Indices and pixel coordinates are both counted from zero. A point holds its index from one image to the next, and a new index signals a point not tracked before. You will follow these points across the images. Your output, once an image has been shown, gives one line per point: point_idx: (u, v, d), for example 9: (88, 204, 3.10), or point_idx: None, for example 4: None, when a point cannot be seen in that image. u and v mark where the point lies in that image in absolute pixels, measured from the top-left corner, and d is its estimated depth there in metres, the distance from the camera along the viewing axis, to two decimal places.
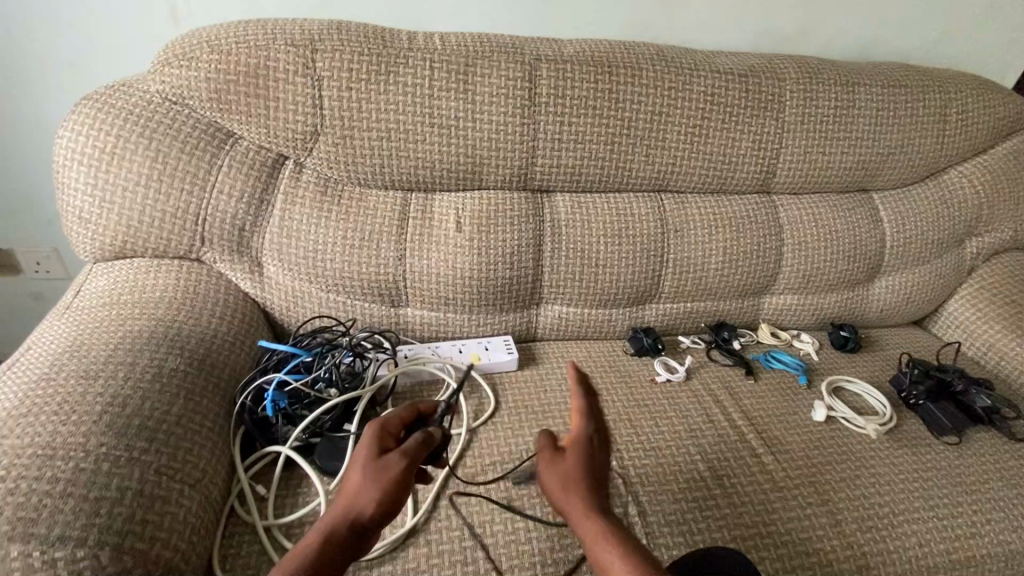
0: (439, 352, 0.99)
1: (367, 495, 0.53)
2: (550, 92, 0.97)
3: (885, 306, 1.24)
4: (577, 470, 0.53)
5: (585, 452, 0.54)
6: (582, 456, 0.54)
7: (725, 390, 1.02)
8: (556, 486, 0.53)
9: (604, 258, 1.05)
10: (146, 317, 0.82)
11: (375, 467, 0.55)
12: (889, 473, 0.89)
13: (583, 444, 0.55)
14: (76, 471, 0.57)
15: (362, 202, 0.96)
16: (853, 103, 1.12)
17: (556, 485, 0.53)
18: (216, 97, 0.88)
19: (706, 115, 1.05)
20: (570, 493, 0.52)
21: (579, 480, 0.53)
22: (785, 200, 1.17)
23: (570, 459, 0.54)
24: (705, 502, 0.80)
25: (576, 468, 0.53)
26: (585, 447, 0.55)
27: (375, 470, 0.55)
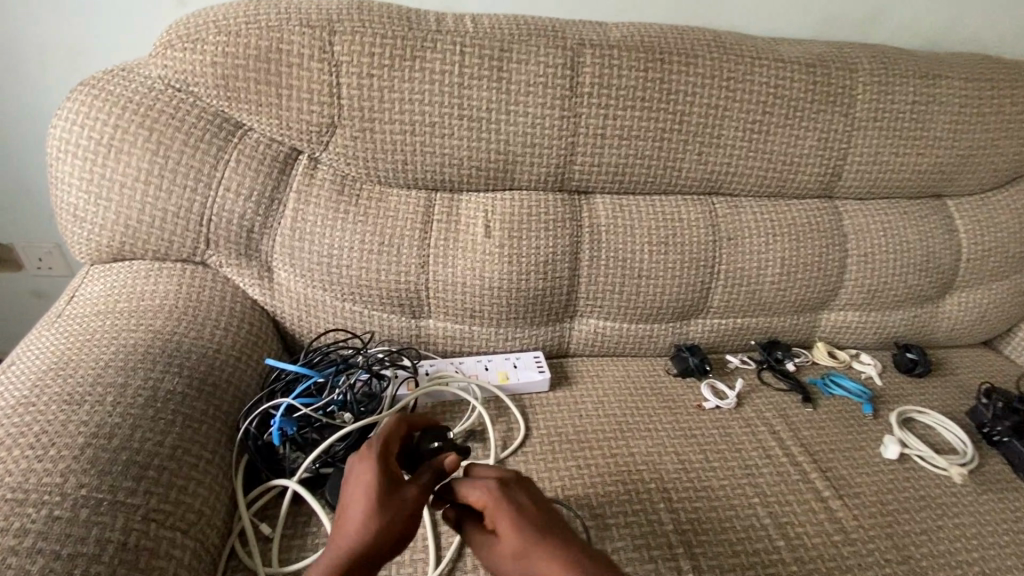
0: (463, 369, 0.90)
1: (387, 515, 0.50)
2: (594, 81, 0.86)
3: (956, 325, 1.11)
4: (516, 543, 0.48)
5: (509, 523, 0.49)
6: (509, 527, 0.49)
7: (781, 418, 0.91)
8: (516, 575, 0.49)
9: (647, 268, 0.94)
10: (143, 329, 0.74)
11: (393, 488, 0.52)
12: (976, 523, 0.78)
13: (502, 516, 0.50)
14: (50, 521, 0.51)
15: (382, 202, 0.86)
16: (934, 97, 0.99)
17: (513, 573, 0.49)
18: (223, 84, 0.79)
19: (768, 110, 0.93)
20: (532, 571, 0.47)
21: (524, 556, 0.48)
22: (849, 205, 1.05)
23: (503, 542, 0.49)
24: (766, 556, 0.70)
25: (514, 546, 0.48)
26: (507, 517, 0.50)
27: (394, 491, 0.52)
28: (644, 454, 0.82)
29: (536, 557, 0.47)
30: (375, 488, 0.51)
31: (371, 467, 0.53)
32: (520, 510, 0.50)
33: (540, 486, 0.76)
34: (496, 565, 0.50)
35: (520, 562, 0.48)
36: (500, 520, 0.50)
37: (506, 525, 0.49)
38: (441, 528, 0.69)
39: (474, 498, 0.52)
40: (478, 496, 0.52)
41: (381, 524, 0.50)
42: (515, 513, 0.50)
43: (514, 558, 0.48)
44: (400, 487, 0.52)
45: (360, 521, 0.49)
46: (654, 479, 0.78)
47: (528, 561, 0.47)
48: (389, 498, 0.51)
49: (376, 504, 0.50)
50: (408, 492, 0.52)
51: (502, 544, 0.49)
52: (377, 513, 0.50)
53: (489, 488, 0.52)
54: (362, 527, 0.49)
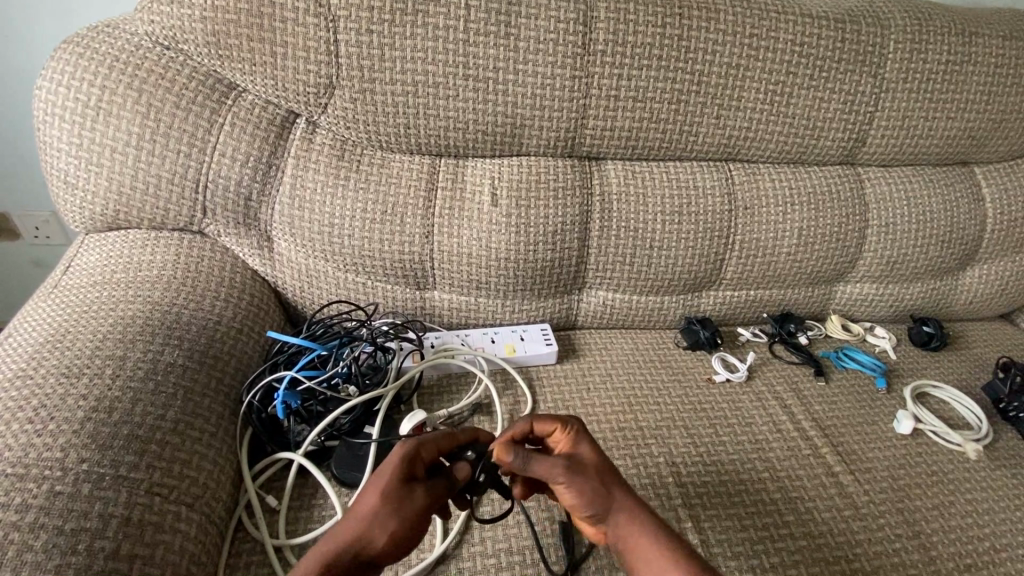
0: (469, 342, 0.88)
1: (386, 529, 0.48)
2: (608, 38, 0.80)
3: (975, 298, 1.08)
4: (602, 469, 0.55)
5: (598, 452, 0.56)
6: (595, 456, 0.56)
7: (793, 393, 0.89)
8: (587, 497, 0.52)
9: (659, 238, 0.91)
10: (141, 301, 0.72)
11: (400, 497, 0.49)
12: (989, 498, 0.77)
13: (588, 446, 0.56)
14: (51, 496, 0.50)
15: (384, 167, 0.83)
16: (970, 55, 0.93)
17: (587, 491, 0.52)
18: (214, 41, 0.75)
19: (792, 69, 0.87)
20: (608, 494, 0.53)
21: (605, 483, 0.53)
22: (873, 173, 1.00)
23: (588, 462, 0.55)
24: (776, 531, 0.70)
25: (599, 469, 0.54)
26: (594, 448, 0.56)
27: (400, 502, 0.49)
28: (653, 428, 0.80)
29: (614, 485, 0.54)
30: (387, 495, 0.49)
31: (394, 468, 0.51)
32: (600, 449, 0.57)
33: None
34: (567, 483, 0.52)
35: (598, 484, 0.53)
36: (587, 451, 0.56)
37: (593, 452, 0.56)
38: None
39: (560, 427, 0.58)
40: (569, 426, 0.58)
41: (377, 534, 0.48)
42: (598, 451, 0.57)
43: (595, 480, 0.53)
44: (407, 498, 0.50)
45: (360, 528, 0.48)
46: (663, 453, 0.77)
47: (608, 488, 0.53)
48: (396, 508, 0.49)
49: (383, 512, 0.49)
50: (412, 508, 0.50)
51: (585, 465, 0.54)
52: (379, 523, 0.48)
53: (577, 425, 0.59)
54: (360, 533, 0.48)
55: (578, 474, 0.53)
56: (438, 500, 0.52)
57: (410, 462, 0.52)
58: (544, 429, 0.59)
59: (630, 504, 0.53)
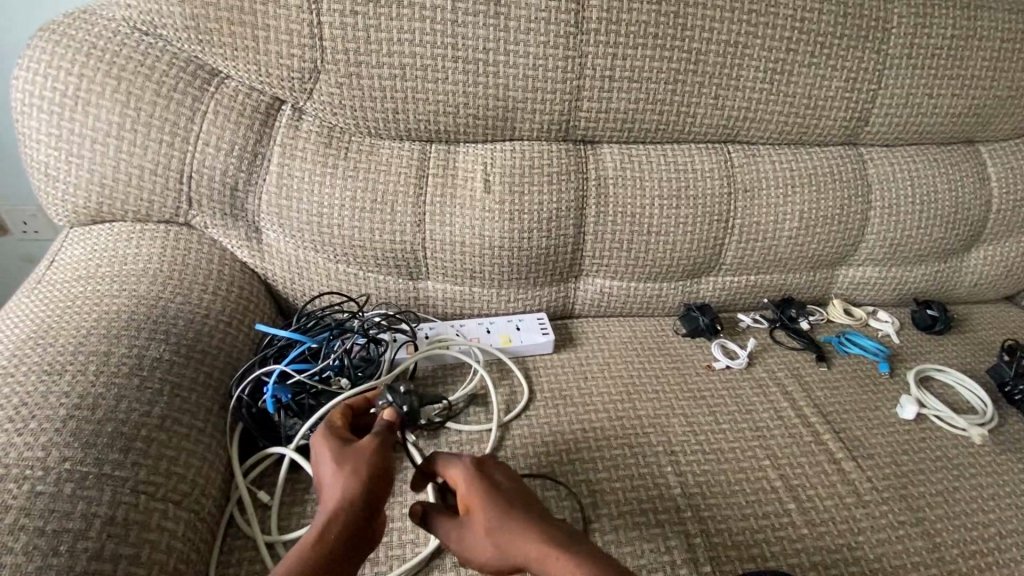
0: (464, 332, 0.87)
1: (352, 481, 0.49)
2: (602, 16, 0.78)
3: (980, 280, 1.06)
4: (490, 518, 0.49)
5: (486, 502, 0.50)
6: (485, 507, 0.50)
7: (794, 378, 0.88)
8: (485, 554, 0.49)
9: (657, 223, 0.89)
10: (127, 295, 0.70)
11: (348, 455, 0.52)
12: (994, 483, 0.75)
13: (478, 489, 0.51)
14: (32, 496, 0.49)
15: (373, 155, 0.81)
16: (976, 29, 0.90)
17: (484, 549, 0.49)
18: (193, 25, 0.72)
19: (793, 47, 0.84)
20: (504, 547, 0.48)
21: (500, 532, 0.48)
22: (875, 153, 0.97)
23: (477, 516, 0.49)
24: (778, 519, 0.68)
25: (491, 518, 0.49)
26: (483, 491, 0.50)
27: (352, 455, 0.52)
28: (652, 417, 0.79)
29: (514, 531, 0.48)
30: (336, 458, 0.52)
31: (325, 443, 0.54)
32: (496, 487, 0.51)
33: (544, 450, 0.73)
34: (464, 545, 0.50)
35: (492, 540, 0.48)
36: (473, 495, 0.50)
37: (481, 498, 0.50)
38: None
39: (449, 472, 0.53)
40: (455, 469, 0.53)
41: (349, 495, 0.49)
42: (486, 490, 0.51)
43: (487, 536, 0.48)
44: (353, 451, 0.52)
45: (337, 491, 0.49)
46: (662, 442, 0.76)
47: (504, 535, 0.48)
48: (348, 461, 0.51)
49: (340, 471, 0.50)
50: (363, 456, 0.51)
51: (474, 519, 0.49)
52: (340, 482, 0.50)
53: (466, 464, 0.53)
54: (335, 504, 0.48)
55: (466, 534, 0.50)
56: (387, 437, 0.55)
57: (337, 433, 0.55)
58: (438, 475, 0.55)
59: (534, 541, 0.47)
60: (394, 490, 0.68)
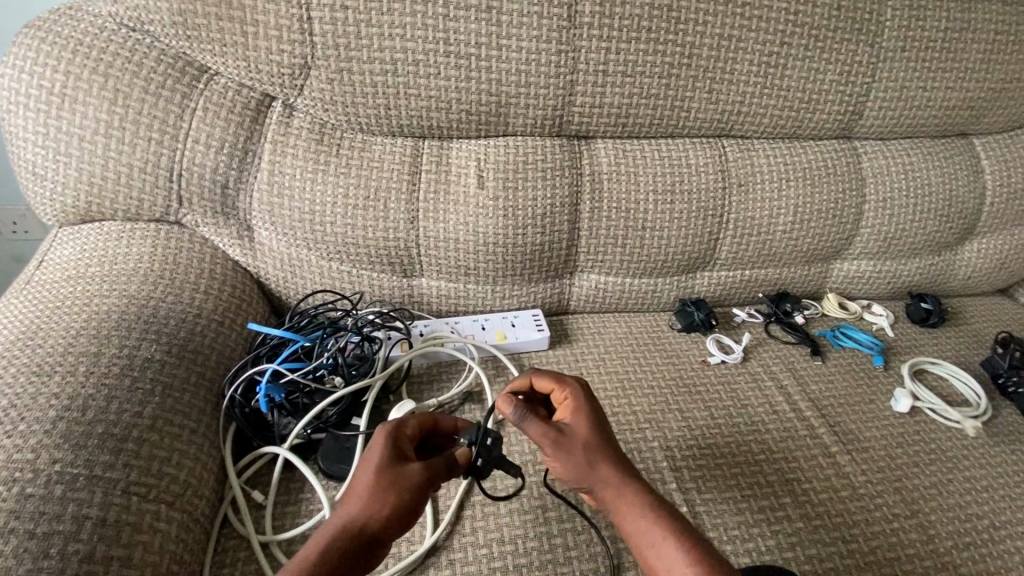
0: (459, 330, 0.86)
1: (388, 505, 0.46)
2: (595, 10, 0.77)
3: (974, 273, 1.06)
4: (593, 437, 0.54)
5: (592, 420, 0.55)
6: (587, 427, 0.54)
7: (789, 373, 0.88)
8: (573, 466, 0.52)
9: (652, 218, 0.89)
10: (117, 295, 0.70)
11: (395, 472, 0.48)
12: (988, 475, 0.76)
13: (582, 414, 0.55)
14: (21, 499, 0.49)
15: (366, 151, 0.80)
16: (970, 21, 0.90)
17: (573, 464, 0.53)
18: (181, 21, 0.71)
19: (787, 40, 0.84)
20: (594, 468, 0.52)
21: (596, 454, 0.52)
22: (870, 146, 0.97)
23: (578, 433, 0.54)
24: (773, 513, 0.69)
25: (592, 437, 0.54)
26: (588, 412, 0.56)
27: (393, 481, 0.47)
28: (647, 412, 0.79)
29: (608, 461, 0.52)
30: (379, 473, 0.47)
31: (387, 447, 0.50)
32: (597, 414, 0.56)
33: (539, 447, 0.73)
34: (552, 452, 0.53)
35: (585, 458, 0.52)
36: (581, 415, 0.55)
37: (586, 421, 0.55)
38: (439, 491, 0.67)
39: (558, 390, 0.58)
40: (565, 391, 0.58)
41: (375, 517, 0.46)
42: (588, 413, 0.56)
43: (584, 449, 0.53)
44: (402, 472, 0.48)
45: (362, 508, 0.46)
46: (657, 437, 0.76)
47: (598, 458, 0.52)
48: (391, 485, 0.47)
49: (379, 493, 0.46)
50: (407, 486, 0.48)
51: (573, 435, 0.54)
52: (375, 499, 0.46)
53: (574, 388, 0.58)
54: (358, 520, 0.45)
55: (563, 441, 0.53)
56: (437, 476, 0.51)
57: (401, 445, 0.51)
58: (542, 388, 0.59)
59: (622, 475, 0.51)
60: None
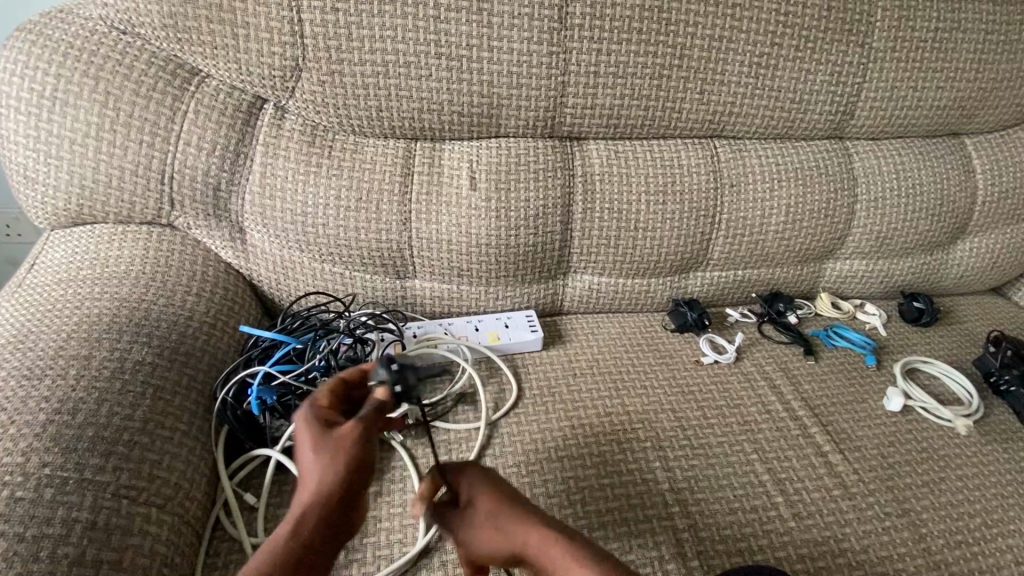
0: (452, 331, 0.86)
1: (334, 468, 0.48)
2: (586, 12, 0.77)
3: (965, 272, 1.07)
4: (500, 511, 0.49)
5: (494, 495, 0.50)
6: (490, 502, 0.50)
7: (782, 373, 0.88)
8: (493, 545, 0.49)
9: (644, 219, 0.89)
10: (109, 298, 0.70)
11: (329, 439, 0.49)
12: (979, 474, 0.76)
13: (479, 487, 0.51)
14: (11, 503, 0.49)
15: (358, 153, 0.80)
16: (960, 21, 0.90)
17: (491, 542, 0.49)
18: (172, 23, 0.71)
19: (777, 41, 0.84)
20: (512, 538, 0.48)
21: (507, 521, 0.49)
22: (861, 146, 0.98)
23: (482, 511, 0.49)
24: (766, 513, 0.69)
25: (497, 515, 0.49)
26: (487, 488, 0.51)
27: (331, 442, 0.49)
28: (640, 412, 0.79)
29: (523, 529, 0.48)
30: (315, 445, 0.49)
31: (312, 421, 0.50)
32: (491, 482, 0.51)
33: (532, 448, 0.73)
34: (467, 534, 0.49)
35: (500, 530, 0.49)
36: (479, 488, 0.50)
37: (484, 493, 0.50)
38: None
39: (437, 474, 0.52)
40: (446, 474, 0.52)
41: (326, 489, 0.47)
42: (485, 485, 0.51)
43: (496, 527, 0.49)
44: (335, 436, 0.49)
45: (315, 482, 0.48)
46: (650, 438, 0.76)
47: (512, 525, 0.48)
48: (331, 450, 0.48)
49: (322, 460, 0.48)
50: (347, 445, 0.49)
51: (478, 515, 0.49)
52: (316, 472, 0.48)
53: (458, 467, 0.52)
54: (313, 493, 0.47)
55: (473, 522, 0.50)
56: (376, 425, 0.52)
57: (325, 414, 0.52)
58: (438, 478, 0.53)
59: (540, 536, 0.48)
60: (382, 490, 0.68)
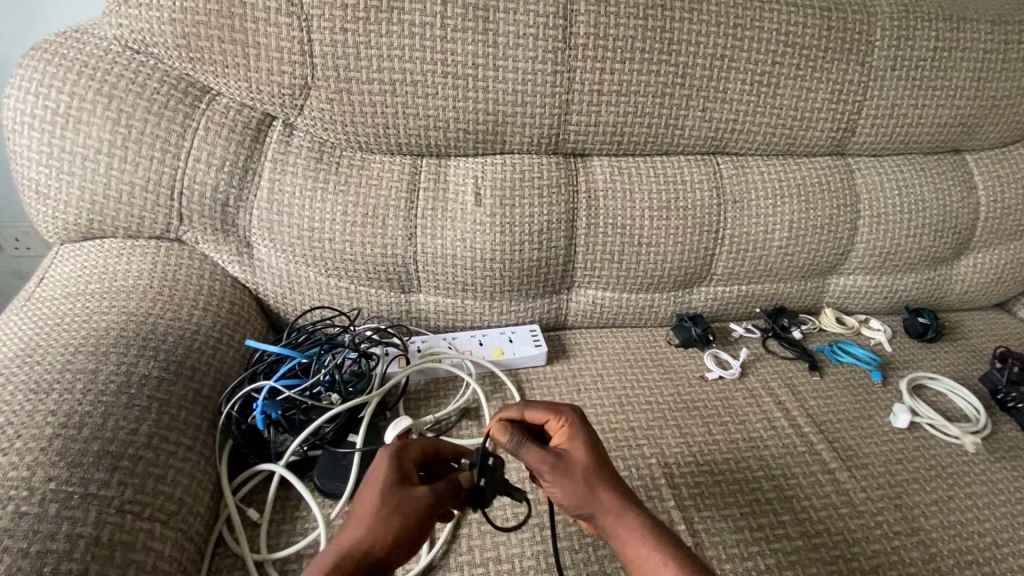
0: (456, 345, 0.87)
1: (394, 527, 0.46)
2: (589, 31, 0.79)
3: (970, 287, 1.06)
4: (591, 462, 0.53)
5: (589, 444, 0.54)
6: (584, 454, 0.53)
7: (787, 388, 0.88)
8: (573, 492, 0.51)
9: (648, 235, 0.89)
10: (117, 311, 0.70)
11: (400, 497, 0.47)
12: (989, 492, 0.75)
13: (581, 436, 0.55)
14: (16, 517, 0.49)
15: (364, 169, 0.81)
16: (958, 42, 0.92)
17: (570, 494, 0.52)
18: (184, 43, 0.73)
19: (778, 60, 0.86)
20: (592, 492, 0.51)
21: (594, 478, 0.52)
22: (863, 163, 0.98)
23: (577, 457, 0.53)
24: (773, 531, 0.68)
25: (589, 463, 0.53)
26: (587, 441, 0.54)
27: (399, 498, 0.47)
28: (645, 428, 0.79)
29: (607, 485, 0.52)
30: (384, 493, 0.47)
31: (390, 472, 0.49)
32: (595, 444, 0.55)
33: None
34: (553, 479, 0.52)
35: (585, 477, 0.52)
36: (578, 457, 0.53)
37: (585, 444, 0.54)
38: None
39: (554, 417, 0.57)
40: (564, 417, 0.57)
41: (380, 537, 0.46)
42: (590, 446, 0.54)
43: (585, 475, 0.52)
44: (408, 497, 0.48)
45: (367, 528, 0.46)
46: (655, 454, 0.75)
47: (596, 485, 0.51)
48: (397, 505, 0.47)
49: (384, 510, 0.46)
50: (409, 508, 0.47)
51: (572, 460, 0.53)
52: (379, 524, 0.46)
53: (572, 413, 0.57)
54: (370, 536, 0.45)
55: (562, 467, 0.52)
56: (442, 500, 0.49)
57: (405, 467, 0.51)
58: (537, 419, 0.58)
59: (623, 501, 0.51)
60: None
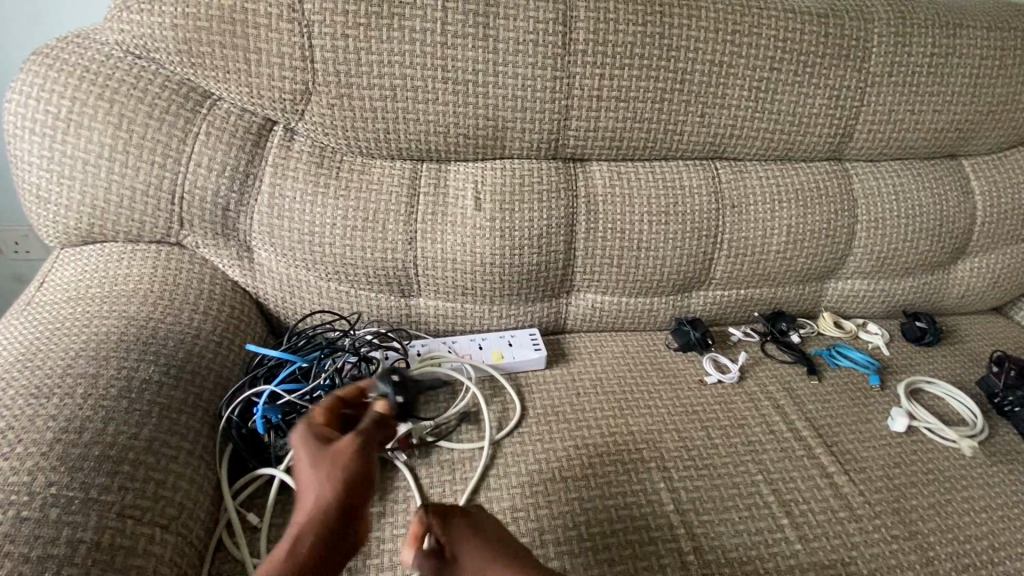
0: (456, 349, 0.87)
1: (332, 484, 0.45)
2: (589, 38, 0.79)
3: (966, 291, 1.07)
4: (501, 539, 0.47)
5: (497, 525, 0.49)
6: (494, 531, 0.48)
7: (786, 392, 0.88)
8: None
9: (647, 240, 0.90)
10: (117, 316, 0.70)
11: (325, 457, 0.47)
12: (986, 495, 0.75)
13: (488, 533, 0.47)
14: (17, 522, 0.49)
15: (364, 174, 0.81)
16: (954, 48, 0.92)
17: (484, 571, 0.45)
18: (186, 48, 0.73)
19: (776, 66, 0.86)
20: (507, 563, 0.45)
21: (507, 553, 0.46)
22: (860, 167, 0.99)
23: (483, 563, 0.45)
24: (772, 535, 0.68)
25: (498, 538, 0.47)
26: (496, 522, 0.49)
27: (326, 459, 0.47)
28: (645, 432, 0.79)
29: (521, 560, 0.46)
30: (313, 462, 0.47)
31: (311, 446, 0.48)
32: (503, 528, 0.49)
33: (536, 468, 0.73)
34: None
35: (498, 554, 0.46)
36: (487, 530, 0.47)
37: (494, 521, 0.49)
38: None
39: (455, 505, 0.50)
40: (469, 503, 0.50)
41: (322, 503, 0.45)
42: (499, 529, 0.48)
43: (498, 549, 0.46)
44: (333, 452, 0.47)
45: (310, 503, 0.45)
46: (654, 458, 0.76)
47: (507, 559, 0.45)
48: (326, 464, 0.46)
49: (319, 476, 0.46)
50: (344, 460, 0.47)
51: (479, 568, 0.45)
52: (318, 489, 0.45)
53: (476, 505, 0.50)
54: (311, 508, 0.45)
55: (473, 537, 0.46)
56: (370, 438, 0.49)
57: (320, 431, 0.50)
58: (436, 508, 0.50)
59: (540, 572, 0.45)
60: (386, 511, 0.67)
